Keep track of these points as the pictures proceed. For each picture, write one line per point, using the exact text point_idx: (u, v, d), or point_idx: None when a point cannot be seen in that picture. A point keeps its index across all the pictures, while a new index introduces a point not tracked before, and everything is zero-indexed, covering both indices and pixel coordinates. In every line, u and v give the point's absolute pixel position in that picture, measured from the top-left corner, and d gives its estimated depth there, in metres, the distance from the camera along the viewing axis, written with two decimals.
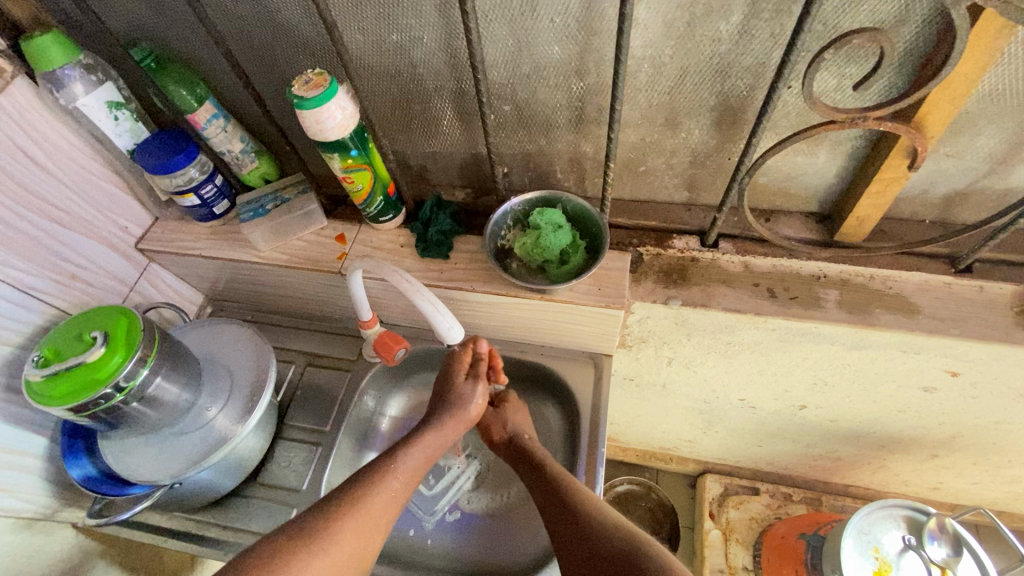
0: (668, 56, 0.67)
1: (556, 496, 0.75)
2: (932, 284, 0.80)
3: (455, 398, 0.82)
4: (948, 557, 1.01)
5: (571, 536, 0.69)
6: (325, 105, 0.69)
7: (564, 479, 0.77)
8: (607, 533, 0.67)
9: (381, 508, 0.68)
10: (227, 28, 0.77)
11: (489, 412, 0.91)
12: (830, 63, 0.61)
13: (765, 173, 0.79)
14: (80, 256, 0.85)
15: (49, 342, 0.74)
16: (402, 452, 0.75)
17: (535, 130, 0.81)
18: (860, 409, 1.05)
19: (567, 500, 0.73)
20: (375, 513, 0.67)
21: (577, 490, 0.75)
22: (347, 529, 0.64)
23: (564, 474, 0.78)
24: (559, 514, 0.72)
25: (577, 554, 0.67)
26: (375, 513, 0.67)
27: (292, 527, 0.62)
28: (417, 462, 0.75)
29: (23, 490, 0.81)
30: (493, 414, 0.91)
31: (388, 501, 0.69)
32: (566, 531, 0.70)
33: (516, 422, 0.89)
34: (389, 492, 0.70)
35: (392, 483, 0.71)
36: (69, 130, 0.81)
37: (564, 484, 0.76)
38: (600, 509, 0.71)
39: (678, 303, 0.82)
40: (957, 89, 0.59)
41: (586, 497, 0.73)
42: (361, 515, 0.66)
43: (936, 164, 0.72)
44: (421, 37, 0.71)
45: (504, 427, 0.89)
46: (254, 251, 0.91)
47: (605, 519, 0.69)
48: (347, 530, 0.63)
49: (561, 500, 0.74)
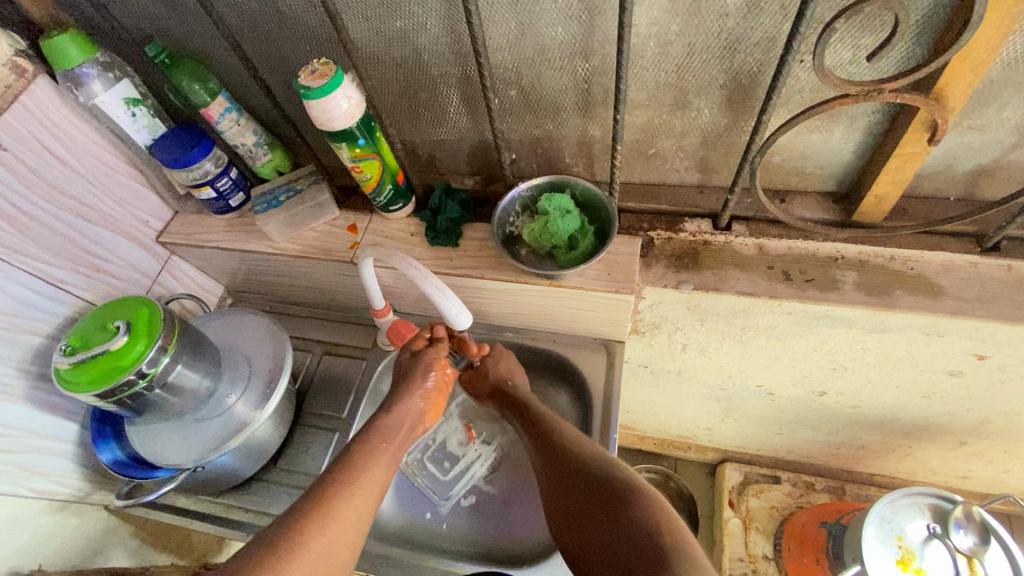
0: (675, 33, 0.65)
1: (540, 434, 0.80)
2: (956, 264, 0.77)
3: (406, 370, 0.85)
4: (975, 546, 0.97)
5: (553, 469, 0.76)
6: (331, 95, 0.69)
7: (548, 418, 0.82)
8: (586, 465, 0.73)
9: (349, 512, 0.67)
10: (236, 22, 0.78)
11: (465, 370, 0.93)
12: (842, 34, 0.59)
13: (778, 152, 0.77)
14: (104, 250, 0.88)
15: (75, 331, 0.78)
16: (370, 448, 0.74)
17: (543, 114, 0.80)
18: (883, 395, 1.03)
19: (551, 438, 0.79)
20: (346, 518, 0.66)
21: (560, 428, 0.80)
22: (319, 538, 0.63)
23: (548, 414, 0.83)
24: (543, 449, 0.79)
25: (558, 486, 0.74)
26: (344, 521, 0.66)
27: (264, 544, 0.62)
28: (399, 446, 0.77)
29: (56, 474, 0.85)
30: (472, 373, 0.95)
31: (357, 504, 0.68)
32: (549, 464, 0.77)
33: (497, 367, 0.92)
34: (359, 494, 0.69)
35: (360, 484, 0.70)
36: (89, 127, 0.84)
37: (547, 423, 0.81)
38: (577, 441, 0.77)
39: (690, 287, 0.81)
40: (979, 56, 0.57)
41: (568, 432, 0.79)
42: (331, 527, 0.65)
43: (959, 137, 0.69)
44: (425, 23, 0.71)
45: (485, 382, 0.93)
46: (269, 242, 0.93)
47: (583, 451, 0.75)
48: (317, 544, 0.63)
49: (545, 438, 0.79)
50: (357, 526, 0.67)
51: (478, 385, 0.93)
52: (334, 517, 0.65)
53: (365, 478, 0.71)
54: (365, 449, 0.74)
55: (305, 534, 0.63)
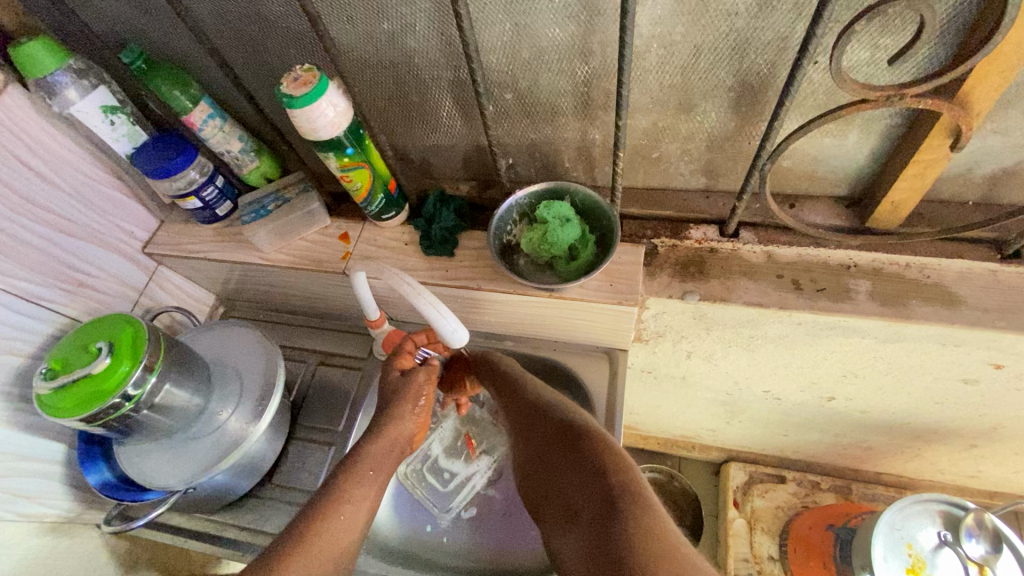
0: (680, 34, 0.61)
1: (506, 388, 0.81)
2: (974, 272, 0.73)
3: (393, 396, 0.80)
4: (986, 554, 0.95)
5: (519, 421, 0.77)
6: (315, 103, 0.66)
7: (514, 371, 0.82)
8: (547, 413, 0.74)
9: (328, 544, 0.67)
10: (215, 24, 0.74)
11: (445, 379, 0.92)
12: (861, 35, 0.55)
13: (789, 156, 0.73)
14: (87, 264, 0.85)
15: (57, 353, 0.75)
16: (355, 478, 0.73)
17: (540, 118, 0.76)
18: (893, 401, 1.00)
19: (516, 390, 0.80)
20: (326, 551, 0.67)
21: (527, 379, 0.81)
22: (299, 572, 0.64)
23: (514, 367, 0.83)
24: (508, 402, 0.80)
25: (523, 436, 0.76)
26: (325, 554, 0.66)
27: None
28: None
29: (45, 495, 0.83)
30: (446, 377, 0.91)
31: (336, 536, 0.68)
32: (515, 416, 0.78)
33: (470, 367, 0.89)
34: (340, 528, 0.69)
35: (342, 518, 0.69)
36: (66, 136, 0.80)
37: (512, 377, 0.81)
38: (543, 392, 0.78)
39: (696, 297, 0.77)
40: (1009, 58, 0.53)
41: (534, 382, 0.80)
42: (309, 561, 0.65)
43: (982, 141, 0.65)
44: (414, 24, 0.67)
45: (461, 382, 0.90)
46: (258, 253, 0.90)
47: (545, 400, 0.76)
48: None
49: (511, 391, 0.80)
50: (338, 558, 0.67)
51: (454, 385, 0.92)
52: (312, 551, 0.66)
53: (346, 509, 0.70)
54: (352, 479, 0.73)
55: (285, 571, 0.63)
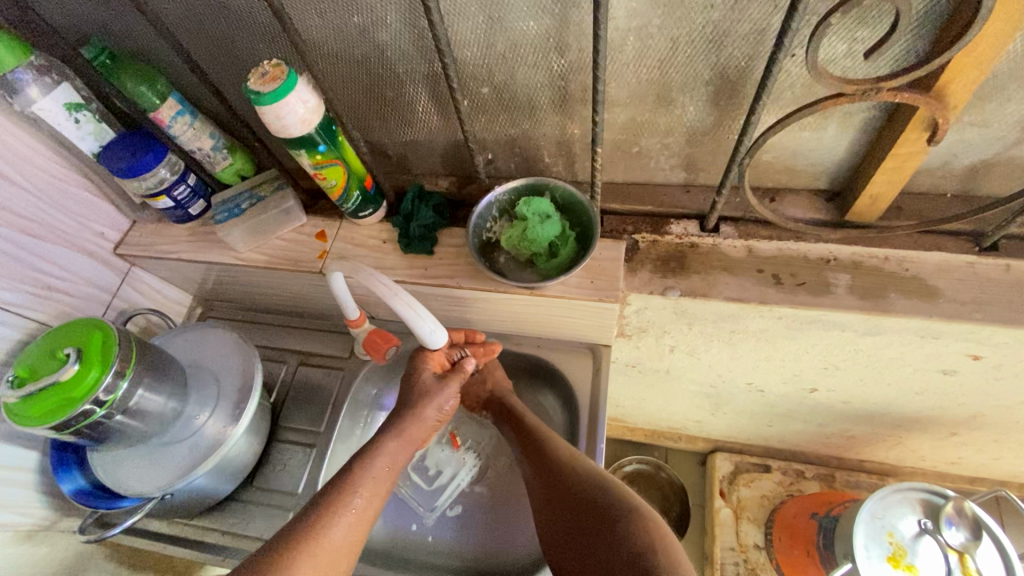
0: (656, 27, 0.60)
1: (535, 451, 0.78)
2: (953, 264, 0.73)
3: (424, 398, 0.80)
4: (966, 542, 0.96)
5: (548, 488, 0.74)
6: (284, 99, 0.64)
7: (543, 432, 0.80)
8: (581, 481, 0.72)
9: (340, 535, 0.65)
10: (180, 19, 0.72)
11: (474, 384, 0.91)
12: (837, 28, 0.54)
13: (768, 150, 0.73)
14: (55, 266, 0.83)
15: (24, 360, 0.73)
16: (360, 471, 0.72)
17: (518, 113, 0.75)
18: (874, 391, 1.00)
19: (545, 454, 0.77)
20: (339, 542, 0.65)
21: (557, 441, 0.79)
22: (309, 562, 0.62)
23: (543, 428, 0.81)
24: (535, 465, 0.77)
25: (553, 506, 0.72)
26: (336, 545, 0.65)
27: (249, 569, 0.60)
28: (378, 471, 0.73)
29: (19, 504, 0.81)
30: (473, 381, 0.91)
31: (350, 528, 0.67)
32: (543, 481, 0.75)
33: (495, 381, 0.91)
34: (351, 520, 0.67)
35: (351, 510, 0.68)
36: (29, 135, 0.77)
37: (541, 438, 0.79)
38: (561, 450, 0.77)
39: (676, 293, 0.77)
40: (985, 51, 0.52)
41: (563, 446, 0.77)
42: (320, 551, 0.63)
43: (959, 134, 0.65)
44: (385, 17, 0.65)
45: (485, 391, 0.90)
46: (233, 253, 0.88)
47: (566, 459, 0.75)
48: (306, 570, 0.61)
49: (539, 455, 0.77)
50: (349, 550, 0.65)
51: (475, 394, 0.92)
52: (322, 541, 0.64)
53: (358, 500, 0.69)
54: (363, 467, 0.72)
55: (294, 560, 0.61)
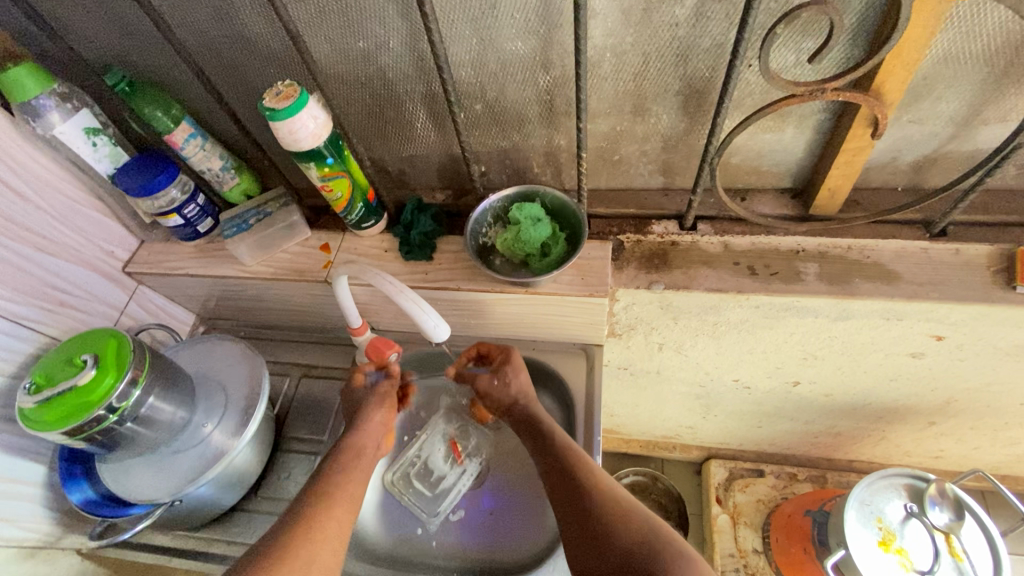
0: (629, 44, 0.68)
1: (566, 475, 0.72)
2: (909, 250, 0.81)
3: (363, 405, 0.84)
4: (950, 522, 1.02)
5: (582, 518, 0.68)
6: (297, 115, 0.70)
7: (574, 451, 0.74)
8: (620, 516, 0.67)
9: (337, 527, 0.69)
10: (197, 47, 0.79)
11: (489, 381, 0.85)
12: (785, 39, 0.63)
13: (736, 152, 0.80)
14: (68, 284, 0.86)
15: (40, 368, 0.75)
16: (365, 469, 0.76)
17: (509, 126, 0.82)
18: (853, 381, 1.06)
19: (579, 481, 0.71)
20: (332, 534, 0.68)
21: (590, 465, 0.73)
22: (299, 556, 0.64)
23: (573, 447, 0.75)
24: (565, 490, 0.71)
25: (589, 537, 0.66)
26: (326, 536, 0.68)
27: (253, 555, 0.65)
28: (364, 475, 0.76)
29: (23, 518, 0.82)
30: (492, 383, 0.85)
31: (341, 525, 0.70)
32: (577, 508, 0.68)
33: (518, 386, 0.83)
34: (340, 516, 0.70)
35: (343, 505, 0.71)
36: (48, 158, 0.82)
37: (575, 461, 0.73)
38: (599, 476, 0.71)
39: (661, 287, 0.83)
40: (910, 55, 0.61)
41: (597, 472, 0.72)
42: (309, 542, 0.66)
43: (901, 131, 0.73)
44: (387, 42, 0.73)
45: (507, 395, 0.83)
46: (240, 266, 0.92)
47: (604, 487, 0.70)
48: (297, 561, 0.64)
49: (570, 480, 0.71)
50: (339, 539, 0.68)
51: (495, 400, 0.84)
52: (324, 532, 0.68)
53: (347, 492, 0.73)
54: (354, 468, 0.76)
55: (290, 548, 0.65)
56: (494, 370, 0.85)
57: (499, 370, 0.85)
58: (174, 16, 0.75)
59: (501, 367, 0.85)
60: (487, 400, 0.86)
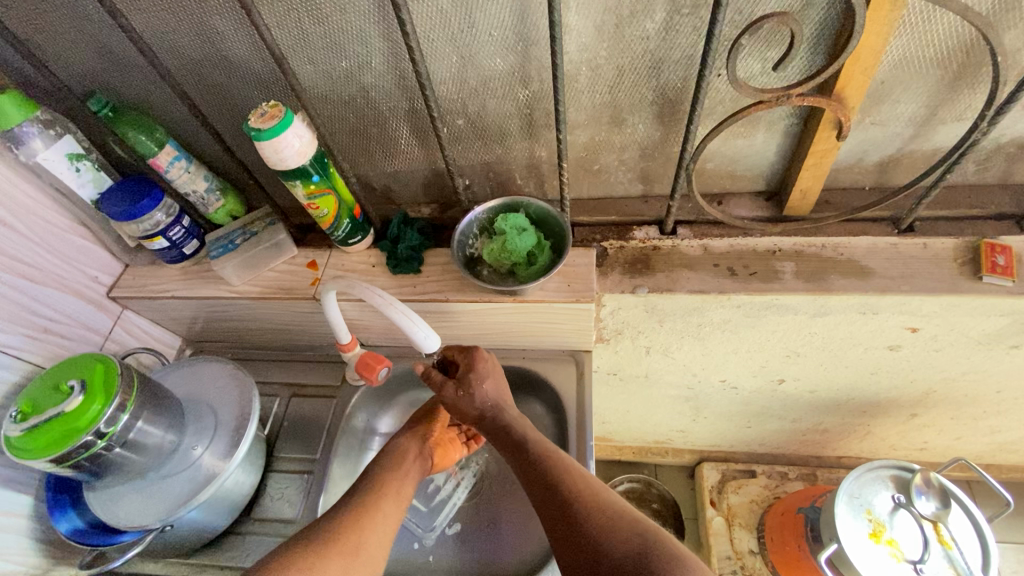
0: (604, 57, 0.71)
1: (548, 485, 0.68)
2: (880, 246, 0.84)
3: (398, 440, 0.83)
4: (938, 510, 1.05)
5: (567, 525, 0.64)
6: (281, 135, 0.71)
7: (554, 458, 0.71)
8: (606, 519, 0.63)
9: (378, 532, 0.69)
10: (181, 71, 0.80)
11: (453, 391, 0.81)
12: (750, 49, 0.66)
13: (710, 159, 0.84)
14: (52, 310, 0.85)
15: (26, 396, 0.74)
16: (363, 483, 0.75)
17: (490, 140, 0.84)
18: (836, 377, 1.09)
19: (561, 491, 0.67)
20: (370, 544, 0.67)
21: (571, 472, 0.69)
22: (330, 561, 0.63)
23: (552, 452, 0.72)
24: (549, 502, 0.67)
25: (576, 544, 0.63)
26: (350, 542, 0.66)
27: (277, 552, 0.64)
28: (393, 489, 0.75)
29: (11, 552, 0.80)
30: (457, 394, 0.81)
31: (381, 535, 0.69)
32: (561, 516, 0.65)
33: (484, 396, 0.80)
34: (381, 522, 0.70)
35: (374, 511, 0.70)
36: (31, 185, 0.82)
37: (554, 465, 0.70)
38: (580, 477, 0.69)
39: (645, 290, 0.85)
40: (867, 60, 0.64)
41: (578, 478, 0.68)
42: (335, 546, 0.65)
43: (865, 133, 0.77)
44: (370, 61, 0.75)
45: (472, 406, 0.80)
46: (227, 286, 0.92)
47: (587, 489, 0.67)
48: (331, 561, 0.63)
49: (551, 488, 0.68)
50: (376, 545, 0.68)
51: (464, 412, 0.81)
52: (357, 536, 0.67)
53: (381, 500, 0.72)
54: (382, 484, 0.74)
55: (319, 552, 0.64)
56: (458, 379, 0.82)
57: (463, 379, 0.81)
58: (158, 42, 0.76)
59: (465, 375, 0.81)
60: (456, 412, 0.83)
